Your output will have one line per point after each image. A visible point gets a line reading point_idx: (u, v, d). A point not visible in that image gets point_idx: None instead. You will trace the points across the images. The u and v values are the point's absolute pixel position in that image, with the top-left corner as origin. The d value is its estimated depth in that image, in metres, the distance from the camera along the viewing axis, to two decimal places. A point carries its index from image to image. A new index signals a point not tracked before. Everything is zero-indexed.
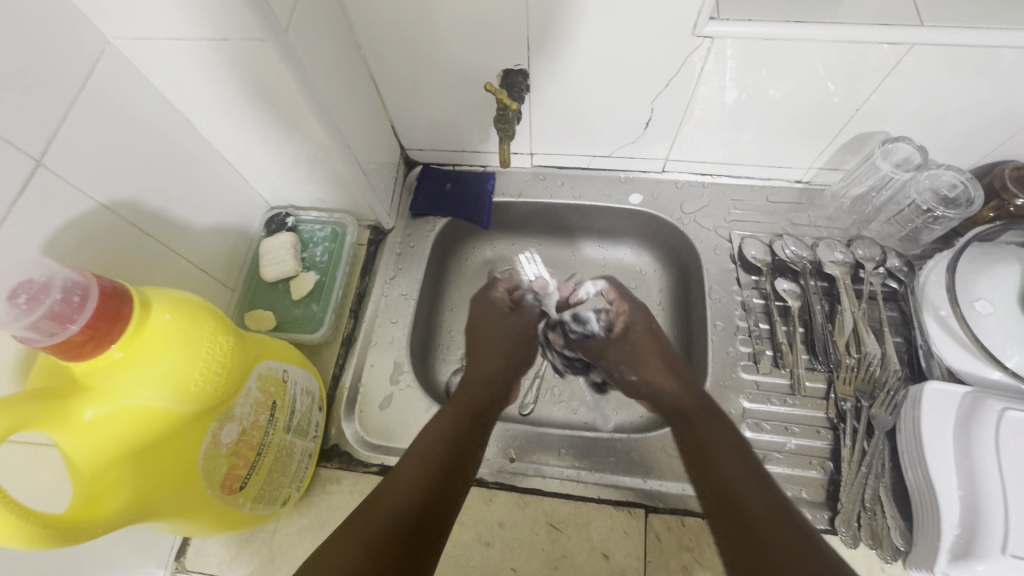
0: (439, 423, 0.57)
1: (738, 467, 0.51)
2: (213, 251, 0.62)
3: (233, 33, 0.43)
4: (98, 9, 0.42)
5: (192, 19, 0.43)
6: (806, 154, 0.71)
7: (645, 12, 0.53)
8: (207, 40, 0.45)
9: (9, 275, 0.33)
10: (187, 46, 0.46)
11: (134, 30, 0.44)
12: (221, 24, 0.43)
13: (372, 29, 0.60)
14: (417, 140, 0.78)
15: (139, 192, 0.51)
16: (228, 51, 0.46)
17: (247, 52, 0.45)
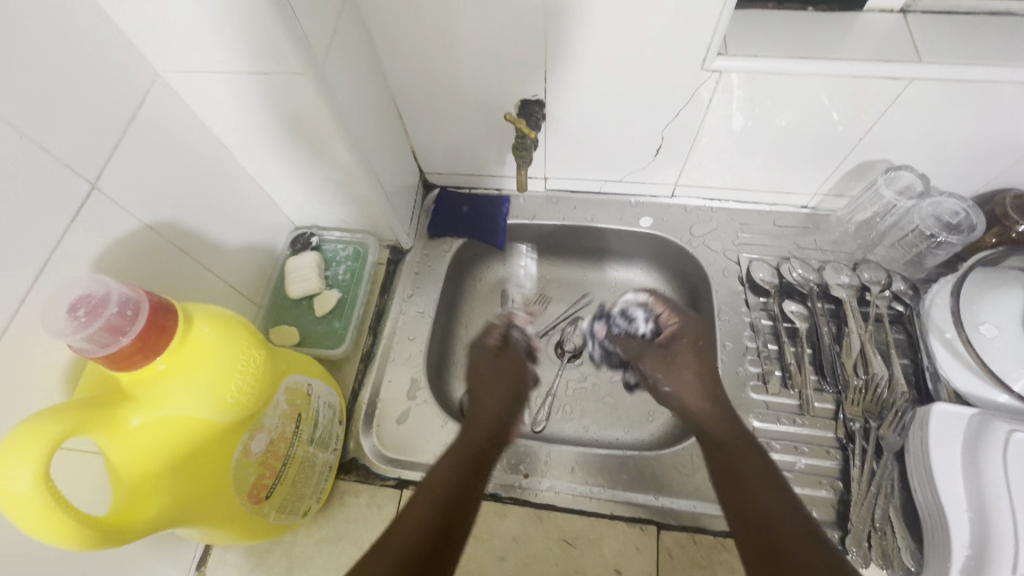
0: (443, 461, 0.54)
1: (768, 489, 0.49)
2: (241, 269, 0.65)
3: (275, 67, 0.47)
4: (153, 46, 0.46)
5: (238, 55, 0.46)
6: (811, 180, 0.73)
7: (658, 46, 0.57)
8: (250, 74, 0.48)
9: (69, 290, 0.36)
10: (231, 79, 0.49)
11: (184, 64, 0.48)
12: (265, 59, 0.46)
13: (399, 61, 0.63)
14: (435, 164, 0.81)
15: (179, 212, 0.54)
16: (269, 84, 0.49)
17: (287, 85, 0.49)
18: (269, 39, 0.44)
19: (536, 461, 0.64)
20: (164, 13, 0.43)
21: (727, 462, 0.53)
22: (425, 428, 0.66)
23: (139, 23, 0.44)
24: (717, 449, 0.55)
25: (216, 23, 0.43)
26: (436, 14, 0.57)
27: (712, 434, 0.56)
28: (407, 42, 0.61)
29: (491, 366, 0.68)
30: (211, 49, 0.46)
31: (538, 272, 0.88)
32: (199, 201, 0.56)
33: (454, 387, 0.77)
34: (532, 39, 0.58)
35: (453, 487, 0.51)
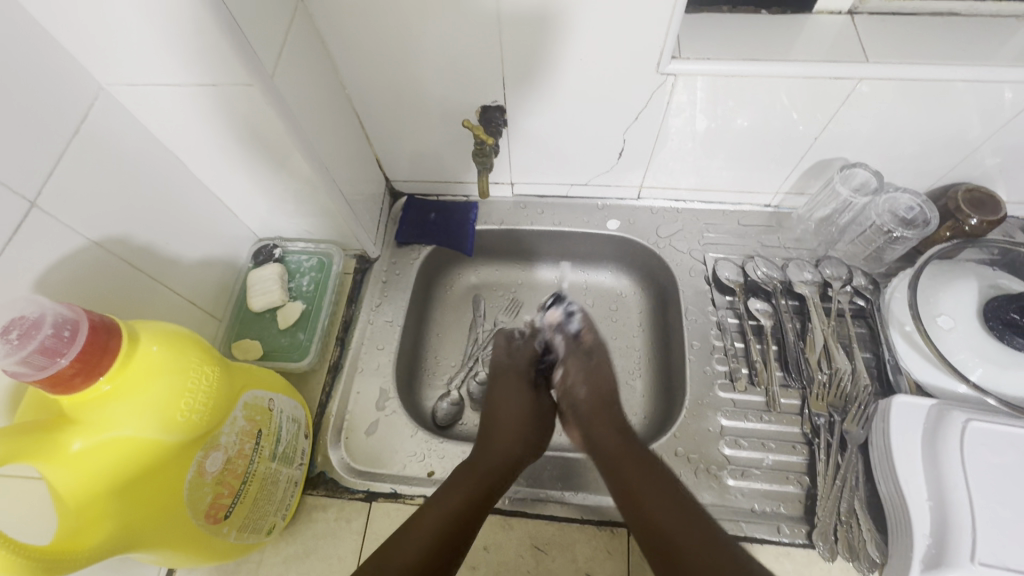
0: (461, 479, 0.55)
1: (673, 511, 0.51)
2: (201, 284, 0.64)
3: (221, 78, 0.46)
4: (95, 59, 0.45)
5: (183, 66, 0.45)
6: (772, 179, 0.74)
7: (614, 48, 0.57)
8: (198, 85, 0.48)
9: (3, 312, 0.35)
10: (180, 92, 0.48)
11: (129, 77, 0.47)
12: (212, 70, 0.45)
13: (356, 70, 0.63)
14: (402, 172, 0.81)
15: (130, 228, 0.52)
16: (218, 95, 0.48)
17: (236, 96, 0.48)
18: (214, 50, 0.43)
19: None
20: (104, 26, 0.42)
21: (617, 471, 0.56)
22: (395, 438, 0.66)
23: (78, 34, 0.43)
24: (627, 483, 0.54)
25: (159, 35, 0.42)
26: (391, 22, 0.56)
27: (619, 468, 0.56)
28: (364, 51, 0.60)
29: (523, 393, 0.69)
30: (156, 62, 0.45)
31: (508, 276, 0.87)
32: (152, 216, 0.55)
33: (425, 397, 0.77)
34: (489, 45, 0.58)
35: (466, 505, 0.52)
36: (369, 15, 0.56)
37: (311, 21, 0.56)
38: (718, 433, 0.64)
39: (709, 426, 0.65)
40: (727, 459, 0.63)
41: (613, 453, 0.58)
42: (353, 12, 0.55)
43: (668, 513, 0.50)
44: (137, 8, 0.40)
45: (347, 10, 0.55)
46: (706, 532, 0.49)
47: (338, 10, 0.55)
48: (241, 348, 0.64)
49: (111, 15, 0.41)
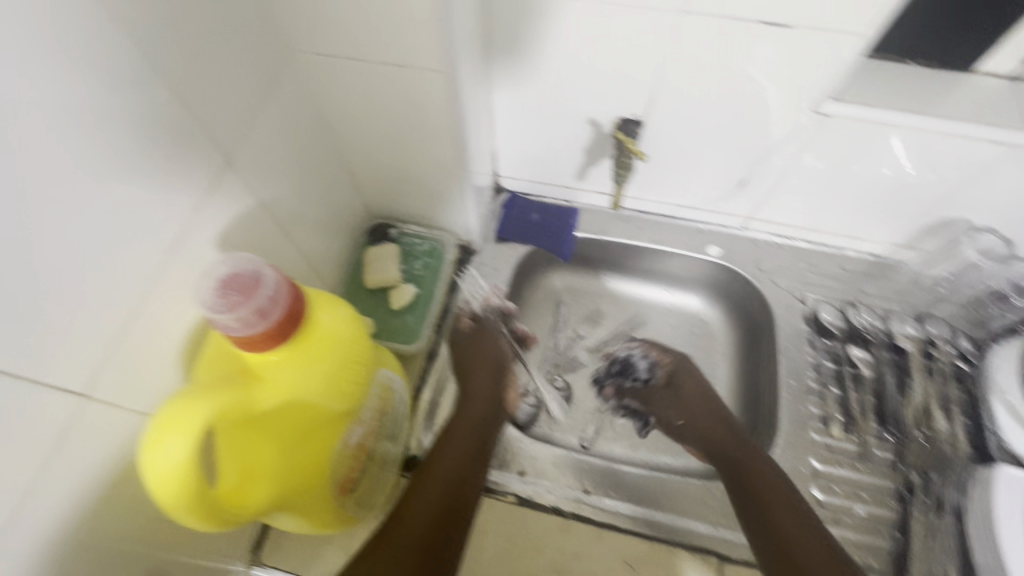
0: (447, 455, 0.59)
1: (788, 511, 0.57)
2: (323, 253, 0.65)
3: (414, 57, 0.48)
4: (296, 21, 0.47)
5: (383, 44, 0.47)
6: (888, 229, 0.74)
7: (776, 80, 0.57)
8: (389, 65, 0.49)
9: (221, 268, 0.36)
10: (364, 67, 0.50)
11: (320, 42, 0.48)
12: (409, 50, 0.47)
13: (507, 66, 0.63)
14: (510, 170, 0.81)
15: (287, 193, 0.54)
16: (405, 76, 0.50)
17: (423, 81, 0.50)
18: (420, 29, 0.45)
19: (527, 459, 0.64)
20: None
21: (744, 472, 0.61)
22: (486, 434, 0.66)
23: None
24: (761, 492, 0.58)
25: (373, 11, 0.44)
26: (562, 30, 0.56)
27: (740, 466, 0.61)
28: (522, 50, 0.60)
29: (469, 341, 0.70)
30: (354, 35, 0.47)
31: (593, 286, 0.87)
32: (302, 182, 0.56)
33: None
34: (649, 64, 0.58)
35: (453, 483, 0.57)
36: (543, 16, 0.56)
37: (486, 16, 0.56)
38: (810, 476, 0.64)
39: (801, 467, 0.65)
40: (817, 502, 0.63)
41: (732, 446, 0.65)
42: (530, 12, 0.55)
43: (784, 514, 0.57)
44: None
45: (524, 7, 0.55)
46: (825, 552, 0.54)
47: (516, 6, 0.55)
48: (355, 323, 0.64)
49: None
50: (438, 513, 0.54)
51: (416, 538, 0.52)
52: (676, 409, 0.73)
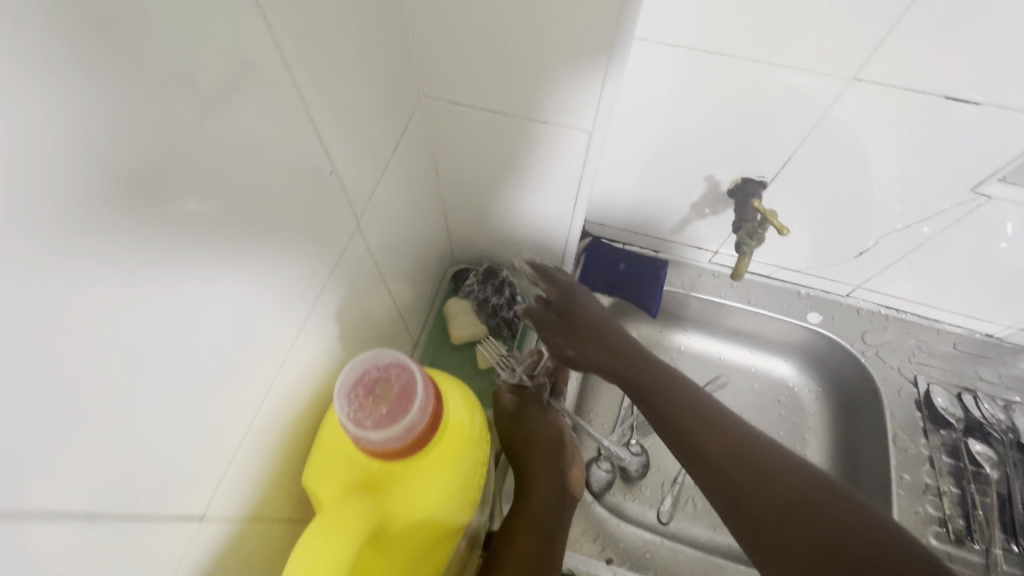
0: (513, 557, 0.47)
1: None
2: (413, 292, 0.62)
3: (560, 115, 0.47)
4: (441, 68, 0.46)
5: (522, 97, 0.46)
6: (1018, 313, 0.67)
7: (939, 155, 0.51)
8: (523, 117, 0.48)
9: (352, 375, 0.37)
10: (502, 119, 0.49)
11: (461, 89, 0.48)
12: (559, 109, 0.46)
13: (627, 117, 0.58)
14: (600, 216, 0.76)
15: (397, 234, 0.53)
16: (539, 132, 0.49)
17: (555, 136, 0.49)
18: (579, 91, 0.44)
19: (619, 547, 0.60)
20: (486, 46, 0.43)
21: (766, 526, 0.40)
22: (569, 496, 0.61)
23: (450, 44, 0.44)
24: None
25: (521, 64, 0.43)
26: (703, 82, 0.51)
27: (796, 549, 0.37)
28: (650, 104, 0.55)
29: (517, 427, 0.57)
30: (503, 88, 0.46)
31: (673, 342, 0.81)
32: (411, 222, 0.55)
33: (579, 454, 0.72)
34: (795, 128, 0.53)
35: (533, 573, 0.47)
36: (686, 73, 0.51)
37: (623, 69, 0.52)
38: None
39: None
40: None
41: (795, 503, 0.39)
42: (676, 67, 0.50)
43: None
44: (531, 40, 0.41)
45: (668, 58, 0.50)
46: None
47: (663, 62, 0.50)
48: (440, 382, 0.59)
49: (503, 41, 0.42)
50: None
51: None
52: (580, 308, 0.58)
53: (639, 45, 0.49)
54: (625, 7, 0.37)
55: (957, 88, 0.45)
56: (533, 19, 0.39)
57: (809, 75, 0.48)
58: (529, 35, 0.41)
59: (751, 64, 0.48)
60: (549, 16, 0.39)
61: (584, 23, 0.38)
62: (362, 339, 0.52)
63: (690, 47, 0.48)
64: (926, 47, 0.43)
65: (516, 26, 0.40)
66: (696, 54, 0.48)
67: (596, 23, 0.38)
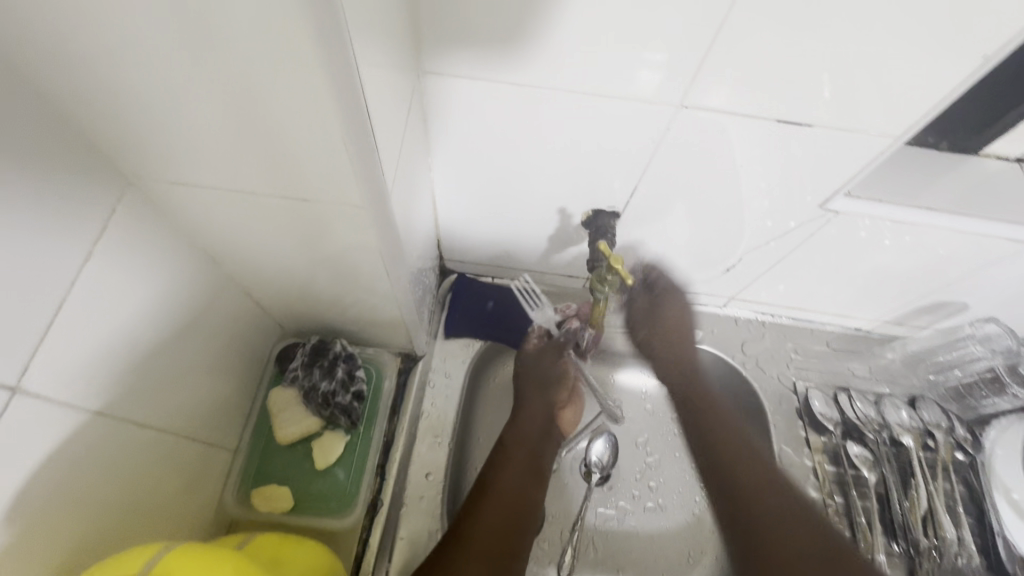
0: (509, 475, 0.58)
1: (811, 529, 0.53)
2: (203, 410, 0.48)
3: (316, 191, 0.33)
4: (115, 133, 0.31)
5: (267, 177, 0.32)
6: (879, 307, 0.67)
7: (784, 166, 0.48)
8: (280, 199, 0.34)
9: None
10: (244, 195, 0.35)
11: (161, 162, 0.33)
12: (312, 183, 0.32)
13: (450, 155, 0.51)
14: (459, 251, 0.67)
15: (123, 365, 0.37)
16: (307, 212, 0.35)
17: (333, 216, 0.35)
18: (323, 161, 0.30)
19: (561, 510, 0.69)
20: (163, 108, 0.28)
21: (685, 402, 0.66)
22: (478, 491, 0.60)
23: (109, 106, 0.29)
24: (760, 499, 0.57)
25: (244, 137, 0.29)
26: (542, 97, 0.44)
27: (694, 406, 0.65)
28: (474, 140, 0.49)
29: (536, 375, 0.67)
30: (236, 168, 0.32)
31: None
32: (158, 339, 0.40)
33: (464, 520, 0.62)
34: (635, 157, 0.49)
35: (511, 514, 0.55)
36: (498, 104, 0.45)
37: (442, 92, 0.44)
38: None
39: None
40: None
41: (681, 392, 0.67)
42: (483, 100, 0.45)
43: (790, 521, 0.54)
44: (222, 99, 0.27)
45: (480, 82, 0.43)
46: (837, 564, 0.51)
47: (471, 96, 0.45)
48: (266, 496, 0.52)
49: (181, 99, 0.27)
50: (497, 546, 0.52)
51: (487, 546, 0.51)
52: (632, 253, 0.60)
53: (433, 78, 0.43)
54: (325, 51, 0.23)
55: (786, 112, 0.43)
56: (209, 72, 0.25)
57: (638, 102, 0.43)
58: (216, 94, 0.27)
59: (569, 94, 0.43)
60: (227, 63, 0.25)
61: (278, 79, 0.25)
62: (136, 484, 0.40)
63: (493, 78, 0.43)
64: (749, 71, 0.39)
65: (192, 81, 0.26)
66: (503, 88, 0.43)
67: (289, 78, 0.25)
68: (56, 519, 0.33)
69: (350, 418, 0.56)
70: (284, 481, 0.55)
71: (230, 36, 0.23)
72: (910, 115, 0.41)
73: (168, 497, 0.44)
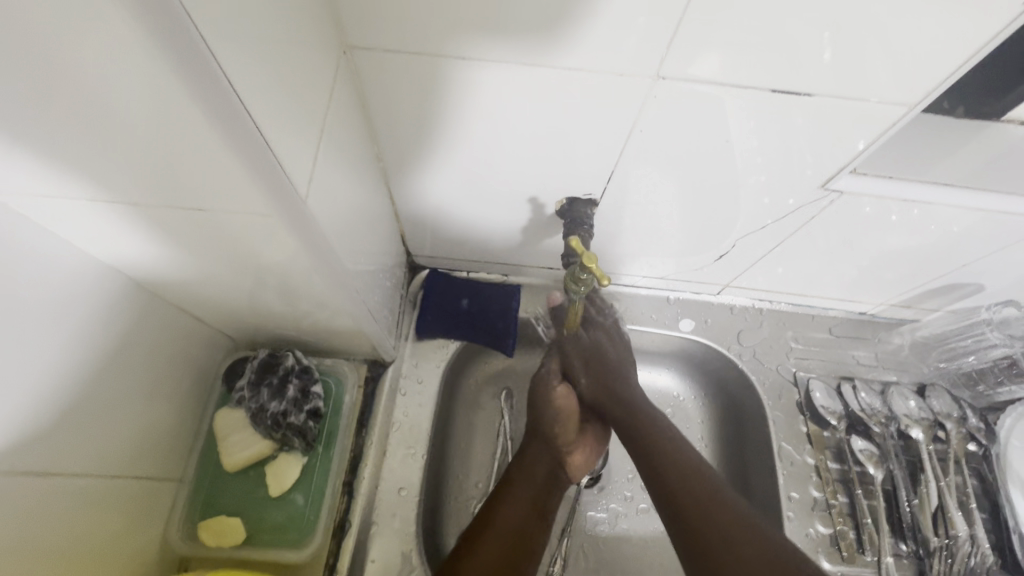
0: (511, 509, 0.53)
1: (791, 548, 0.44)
2: (143, 442, 0.45)
3: (218, 201, 0.30)
4: None
5: (157, 190, 0.29)
6: (885, 291, 0.62)
7: (778, 141, 0.42)
8: (179, 211, 0.31)
9: None
10: (141, 211, 0.32)
11: (42, 195, 0.30)
12: (210, 194, 0.29)
13: (401, 140, 0.46)
14: (428, 245, 0.62)
15: (32, 403, 0.34)
16: (212, 223, 0.32)
17: (244, 226, 0.32)
18: (212, 169, 0.27)
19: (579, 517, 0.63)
20: (18, 132, 0.25)
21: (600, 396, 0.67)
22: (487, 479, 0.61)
23: None
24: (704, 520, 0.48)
25: (113, 145, 0.26)
26: (510, 78, 0.38)
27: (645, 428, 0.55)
28: (422, 121, 0.43)
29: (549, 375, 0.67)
30: (117, 180, 0.28)
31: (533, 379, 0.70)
32: (64, 367, 0.36)
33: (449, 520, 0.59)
34: (608, 136, 0.43)
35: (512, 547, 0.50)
36: (443, 81, 0.39)
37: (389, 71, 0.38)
38: None
39: None
40: None
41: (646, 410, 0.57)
42: (425, 77, 0.39)
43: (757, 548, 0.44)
44: (74, 118, 0.24)
45: (420, 60, 0.37)
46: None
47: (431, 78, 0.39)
48: (217, 528, 0.49)
49: (31, 126, 0.24)
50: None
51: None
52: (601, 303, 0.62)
53: (363, 53, 0.37)
54: (160, 34, 0.20)
55: (780, 80, 0.37)
56: (45, 88, 0.22)
57: (604, 77, 0.38)
58: (72, 107, 0.23)
59: (524, 68, 0.37)
60: (61, 74, 0.22)
61: (122, 66, 0.21)
62: (68, 521, 0.38)
63: (438, 54, 0.37)
64: (729, 34, 0.33)
65: (34, 103, 0.23)
66: (448, 63, 0.37)
67: (134, 66, 0.21)
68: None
69: (305, 439, 0.52)
70: (240, 508, 0.51)
71: (61, 33, 0.20)
72: (928, 78, 0.35)
73: (108, 539, 0.41)
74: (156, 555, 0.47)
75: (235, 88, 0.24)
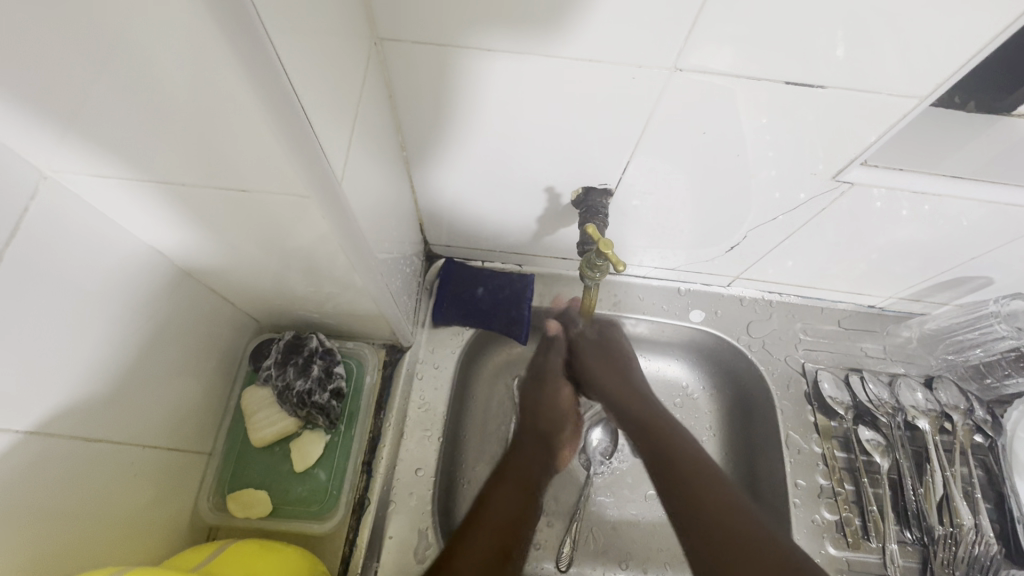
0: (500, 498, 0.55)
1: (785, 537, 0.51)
2: (176, 416, 0.47)
3: (260, 183, 0.32)
4: (36, 151, 0.30)
5: (201, 168, 0.31)
6: (895, 285, 0.63)
7: (791, 132, 0.43)
8: (219, 190, 0.33)
9: None
10: (178, 189, 0.33)
11: (91, 173, 0.32)
12: (251, 175, 0.31)
13: (424, 130, 0.47)
14: (446, 235, 0.64)
15: (78, 375, 0.36)
16: (250, 202, 0.34)
17: (281, 206, 0.34)
18: (253, 151, 0.29)
19: (594, 504, 0.65)
20: (78, 113, 0.27)
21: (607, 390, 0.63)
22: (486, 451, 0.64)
23: (21, 115, 0.27)
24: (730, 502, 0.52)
25: (164, 125, 0.27)
26: (527, 68, 0.40)
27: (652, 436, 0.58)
28: (444, 112, 0.45)
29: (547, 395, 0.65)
30: (159, 159, 0.30)
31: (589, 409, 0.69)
32: (108, 341, 0.38)
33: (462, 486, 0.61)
34: (624, 128, 0.45)
35: (504, 530, 0.52)
36: (464, 72, 0.41)
37: (415, 62, 0.40)
38: None
39: None
40: None
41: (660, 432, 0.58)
42: (449, 69, 0.41)
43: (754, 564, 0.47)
44: (133, 99, 0.26)
45: (446, 52, 0.39)
46: (725, 506, 0.51)
47: (452, 67, 0.40)
48: (244, 502, 0.51)
49: (92, 108, 0.26)
50: (489, 569, 0.49)
51: (479, 566, 0.49)
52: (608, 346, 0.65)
53: (392, 45, 0.39)
54: (223, 22, 0.22)
55: (794, 72, 0.38)
56: (113, 72, 0.24)
57: (625, 69, 0.39)
58: (127, 89, 0.25)
59: (545, 62, 0.39)
60: (125, 58, 0.23)
61: (177, 50, 0.23)
62: (106, 490, 0.40)
63: (462, 44, 0.38)
64: (746, 32, 0.35)
65: (97, 86, 0.25)
66: (469, 54, 0.39)
67: (184, 49, 0.23)
68: (21, 529, 0.33)
69: (328, 417, 0.54)
70: (265, 483, 0.53)
71: (123, 19, 0.22)
72: (937, 72, 0.36)
73: (140, 506, 0.43)
74: (185, 526, 0.50)
75: (284, 73, 0.25)
